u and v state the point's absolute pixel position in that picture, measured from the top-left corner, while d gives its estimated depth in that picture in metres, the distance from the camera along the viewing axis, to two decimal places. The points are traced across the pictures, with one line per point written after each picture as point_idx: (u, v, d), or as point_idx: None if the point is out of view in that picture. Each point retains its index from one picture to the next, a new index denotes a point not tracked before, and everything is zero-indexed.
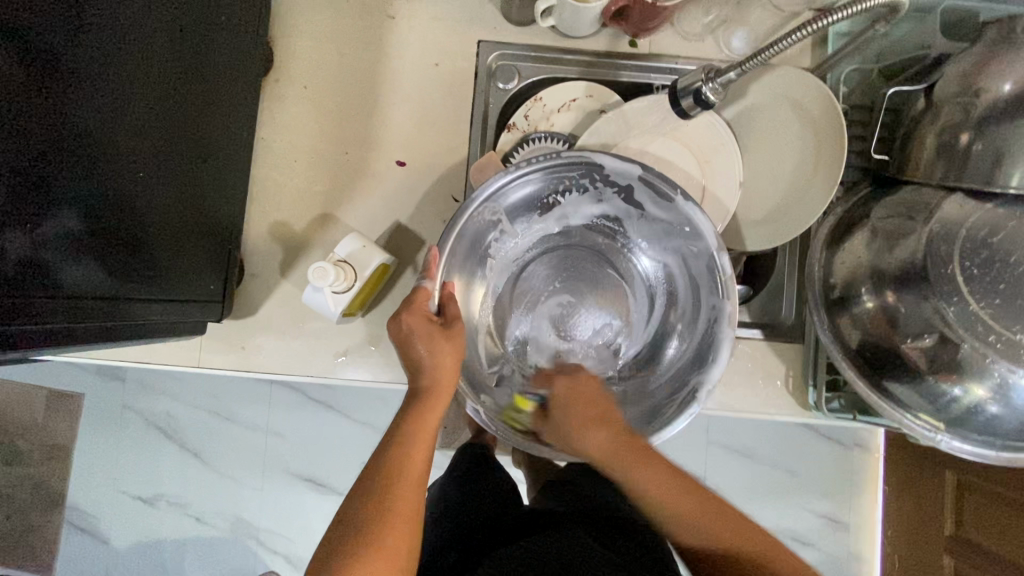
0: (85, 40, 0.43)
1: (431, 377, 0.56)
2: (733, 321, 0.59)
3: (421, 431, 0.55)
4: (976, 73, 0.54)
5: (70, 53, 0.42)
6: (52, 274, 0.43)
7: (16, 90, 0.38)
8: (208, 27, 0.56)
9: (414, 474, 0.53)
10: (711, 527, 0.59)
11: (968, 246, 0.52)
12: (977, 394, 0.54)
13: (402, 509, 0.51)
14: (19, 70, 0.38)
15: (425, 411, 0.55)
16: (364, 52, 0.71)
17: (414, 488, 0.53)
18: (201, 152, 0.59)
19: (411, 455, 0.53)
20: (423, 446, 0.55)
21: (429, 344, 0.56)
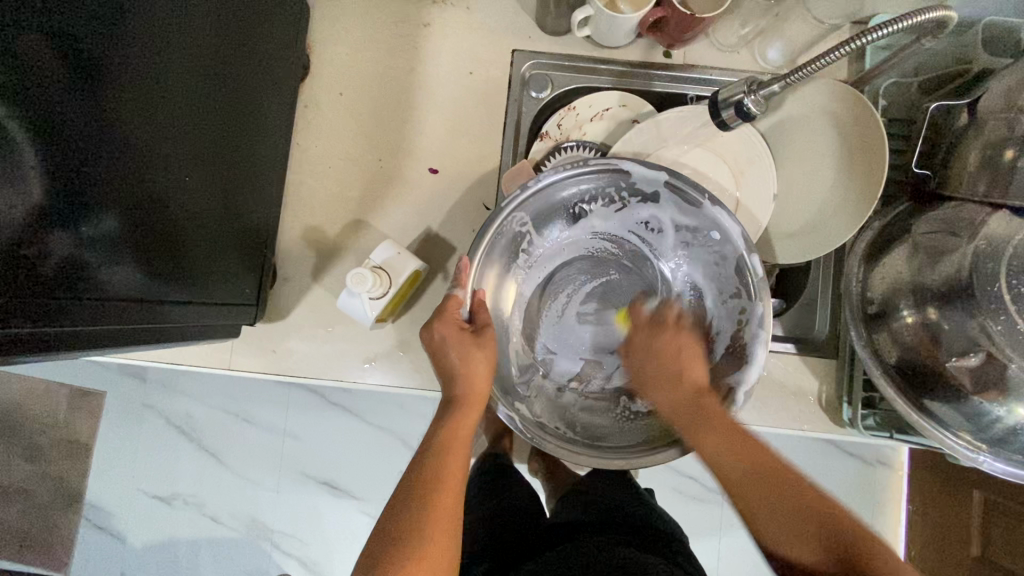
0: (137, 46, 0.43)
1: (465, 385, 0.56)
2: (768, 322, 0.59)
3: (457, 438, 0.55)
4: (1023, 89, 0.53)
5: (122, 59, 0.42)
6: (95, 275, 0.43)
7: (67, 94, 0.39)
8: (249, 35, 0.57)
9: (453, 481, 0.53)
10: (746, 454, 0.55)
11: (1015, 264, 0.51)
12: (1022, 414, 0.53)
13: (440, 515, 0.50)
14: (72, 75, 0.39)
15: (459, 418, 0.55)
16: (399, 60, 0.72)
17: (452, 494, 0.52)
18: (238, 157, 0.60)
19: (448, 461, 0.53)
20: (460, 453, 0.54)
21: (462, 352, 0.56)
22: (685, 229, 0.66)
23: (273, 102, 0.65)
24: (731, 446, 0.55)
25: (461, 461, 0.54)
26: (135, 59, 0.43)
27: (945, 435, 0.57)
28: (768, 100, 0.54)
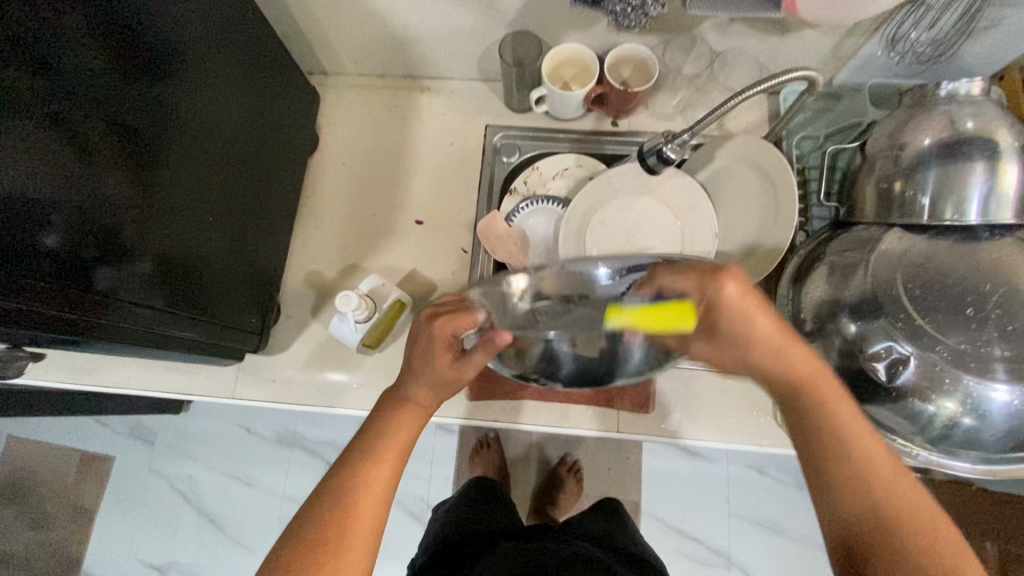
0: (173, 117, 0.56)
1: (412, 393, 0.56)
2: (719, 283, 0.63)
3: (392, 443, 0.54)
4: (898, 132, 0.64)
5: (162, 126, 0.55)
6: (135, 301, 0.54)
7: (120, 151, 0.50)
8: (264, 120, 0.73)
9: (376, 488, 0.52)
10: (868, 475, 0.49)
11: (909, 272, 0.59)
12: (949, 407, 0.57)
13: (355, 518, 0.51)
14: (125, 136, 0.51)
15: (400, 423, 0.55)
16: (393, 135, 0.87)
17: (375, 501, 0.52)
18: (249, 207, 0.72)
19: (376, 465, 0.53)
20: (391, 464, 0.54)
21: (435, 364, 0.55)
22: None
23: (285, 170, 0.79)
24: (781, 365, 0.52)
25: (391, 469, 0.54)
26: (171, 127, 0.56)
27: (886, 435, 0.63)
28: (684, 148, 0.65)
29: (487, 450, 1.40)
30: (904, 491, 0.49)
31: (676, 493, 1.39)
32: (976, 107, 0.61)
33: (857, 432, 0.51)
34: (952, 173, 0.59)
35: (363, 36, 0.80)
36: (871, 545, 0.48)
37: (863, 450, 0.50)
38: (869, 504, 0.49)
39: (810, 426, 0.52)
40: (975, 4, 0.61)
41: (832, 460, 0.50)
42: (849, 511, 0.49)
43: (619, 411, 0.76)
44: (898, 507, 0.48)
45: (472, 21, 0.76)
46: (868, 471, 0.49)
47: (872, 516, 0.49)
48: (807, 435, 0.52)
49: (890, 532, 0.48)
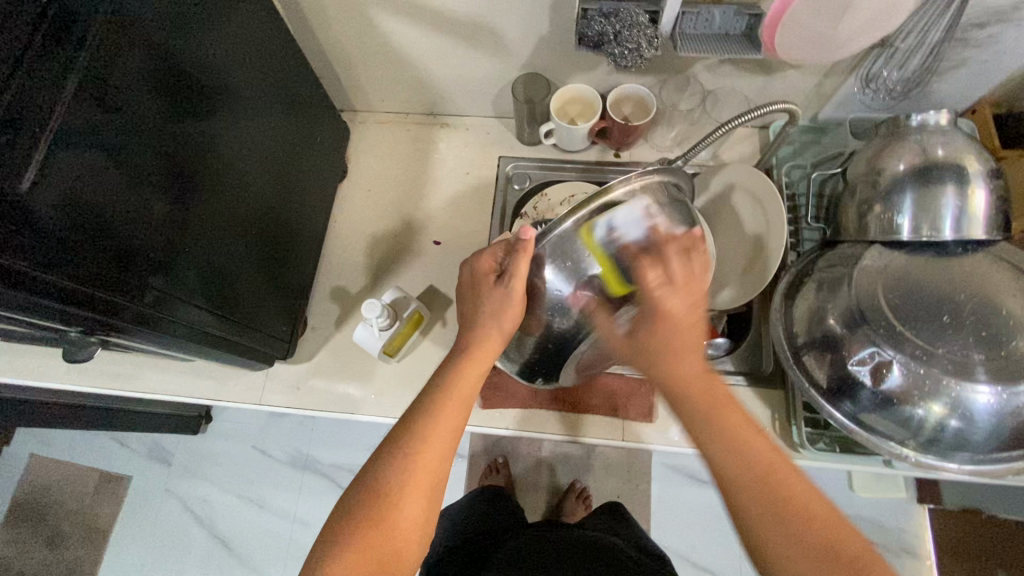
0: (223, 141, 0.63)
1: (479, 339, 0.61)
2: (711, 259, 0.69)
3: (457, 388, 0.59)
4: (876, 159, 0.70)
5: (214, 148, 0.62)
6: (181, 307, 0.59)
7: (183, 168, 0.57)
8: (292, 147, 0.80)
9: (443, 435, 0.56)
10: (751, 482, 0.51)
11: (890, 283, 0.64)
12: (937, 411, 0.61)
13: (422, 459, 0.55)
14: (187, 156, 0.57)
15: (465, 369, 0.60)
16: (414, 165, 0.95)
17: (443, 441, 0.56)
18: (279, 224, 0.78)
19: (441, 411, 0.57)
20: (457, 408, 0.58)
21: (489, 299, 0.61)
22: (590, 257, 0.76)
23: (312, 192, 0.86)
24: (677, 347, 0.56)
25: (456, 412, 0.58)
26: (221, 150, 0.63)
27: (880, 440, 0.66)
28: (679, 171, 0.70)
29: (496, 475, 1.42)
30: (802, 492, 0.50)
31: (686, 521, 1.39)
32: (946, 136, 0.67)
33: (753, 434, 0.53)
34: (925, 194, 0.65)
35: (390, 77, 0.90)
36: (750, 530, 0.50)
37: (765, 459, 0.52)
38: (752, 496, 0.50)
39: (697, 423, 0.54)
40: (938, 46, 0.68)
41: (721, 447, 0.53)
42: (734, 489, 0.51)
43: (624, 421, 0.80)
44: (785, 501, 0.50)
45: (488, 64, 0.85)
46: (752, 458, 0.52)
47: (751, 499, 0.51)
48: (702, 438, 0.54)
49: (759, 521, 0.50)
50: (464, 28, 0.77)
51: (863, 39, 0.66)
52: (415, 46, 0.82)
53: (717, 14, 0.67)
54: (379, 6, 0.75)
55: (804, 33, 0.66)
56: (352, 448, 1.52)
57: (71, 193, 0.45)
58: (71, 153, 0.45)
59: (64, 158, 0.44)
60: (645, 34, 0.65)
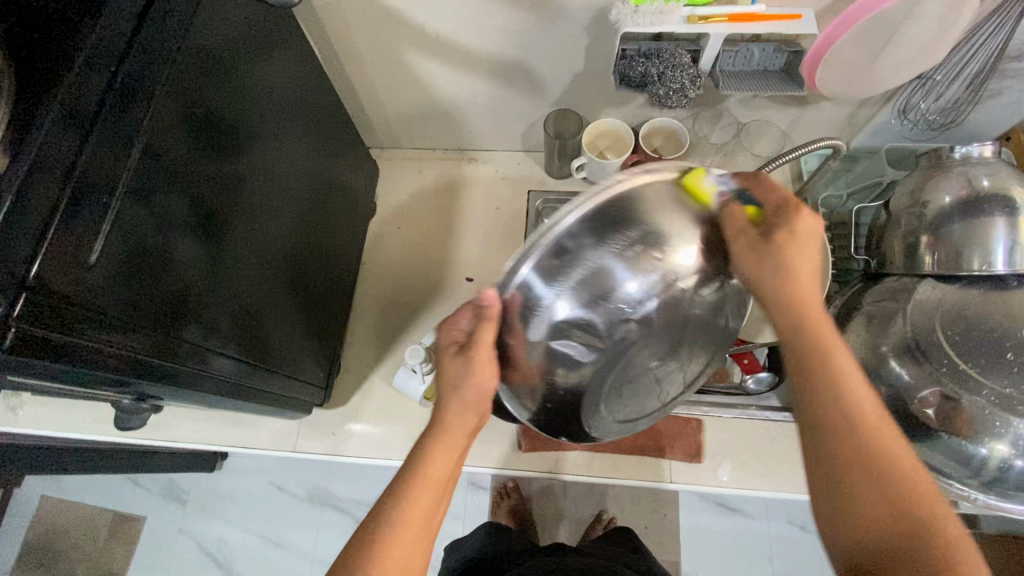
0: (261, 191, 0.63)
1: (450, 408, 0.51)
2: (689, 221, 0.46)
3: (433, 474, 0.50)
4: (920, 191, 0.68)
5: (253, 199, 0.61)
6: (218, 359, 0.57)
7: (225, 223, 0.57)
8: (323, 188, 0.79)
9: (409, 541, 0.48)
10: (856, 467, 0.46)
11: (947, 319, 0.63)
12: (1000, 449, 0.59)
13: (387, 563, 0.47)
14: (229, 210, 0.57)
15: (437, 446, 0.51)
16: (443, 200, 0.96)
17: (412, 545, 0.48)
18: (312, 267, 0.78)
19: (412, 502, 0.49)
20: (432, 499, 0.49)
21: (476, 358, 0.48)
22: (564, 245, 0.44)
23: (342, 231, 0.86)
24: (815, 312, 0.49)
25: (433, 499, 0.49)
26: (259, 200, 0.63)
27: (941, 478, 0.64)
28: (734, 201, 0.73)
29: (509, 499, 1.37)
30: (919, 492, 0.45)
31: (717, 552, 1.33)
32: (990, 167, 0.66)
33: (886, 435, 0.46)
34: (973, 227, 0.63)
35: (417, 113, 0.90)
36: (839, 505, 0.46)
37: (897, 464, 0.45)
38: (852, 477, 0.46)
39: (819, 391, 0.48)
40: (978, 76, 0.68)
41: (842, 430, 0.46)
42: (844, 474, 0.46)
43: (670, 461, 0.79)
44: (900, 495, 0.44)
45: (519, 100, 0.84)
46: (869, 433, 0.46)
47: (859, 486, 0.45)
48: (808, 397, 0.48)
49: (839, 498, 0.46)
50: (496, 67, 0.77)
51: (905, 71, 0.65)
52: (446, 83, 0.82)
53: (756, 52, 0.67)
54: (412, 47, 0.75)
55: (845, 69, 0.65)
56: (370, 481, 1.48)
57: (123, 251, 0.44)
58: (129, 210, 0.44)
59: (121, 217, 0.43)
60: (688, 74, 0.65)
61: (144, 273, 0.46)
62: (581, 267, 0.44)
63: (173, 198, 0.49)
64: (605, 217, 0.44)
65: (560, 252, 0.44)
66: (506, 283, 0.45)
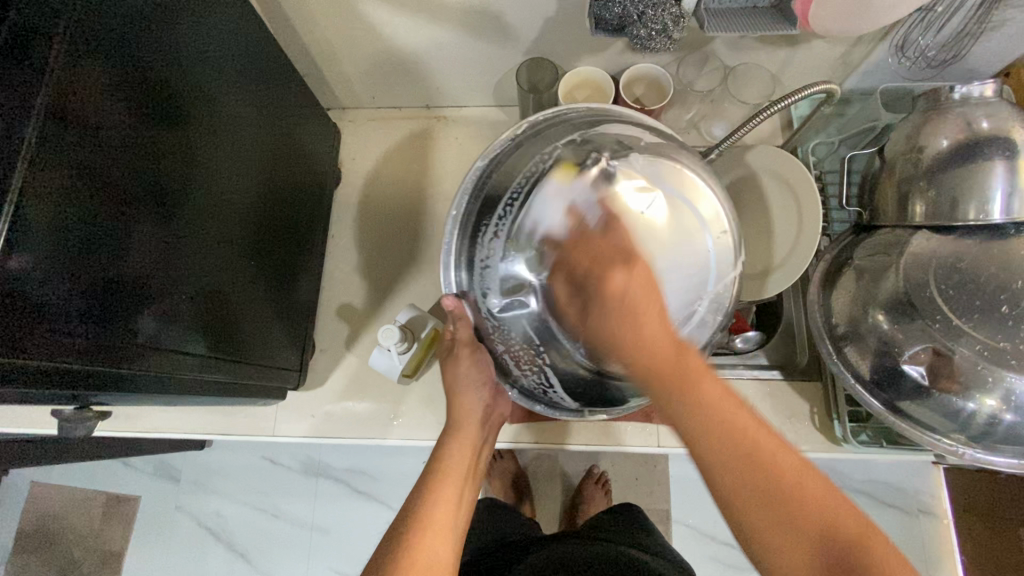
0: (211, 163, 0.58)
1: (462, 411, 0.63)
2: (549, 139, 0.54)
3: (455, 465, 0.60)
4: (917, 134, 0.64)
5: (201, 171, 0.56)
6: (175, 351, 0.54)
7: (167, 201, 0.51)
8: (285, 158, 0.74)
9: (444, 520, 0.56)
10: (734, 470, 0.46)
11: (941, 273, 0.60)
12: (989, 404, 0.59)
13: (428, 541, 0.53)
14: (172, 184, 0.52)
15: (454, 445, 0.62)
16: (415, 165, 0.92)
17: (449, 524, 0.56)
18: (277, 240, 0.73)
19: (443, 492, 0.57)
20: (457, 483, 0.59)
21: (468, 367, 0.62)
22: (485, 275, 0.54)
23: (307, 203, 0.81)
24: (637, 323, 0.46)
25: (460, 485, 0.59)
26: (209, 173, 0.57)
27: (929, 435, 0.63)
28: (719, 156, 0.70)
29: (501, 461, 1.34)
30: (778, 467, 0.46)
31: (707, 501, 1.35)
32: (991, 108, 0.61)
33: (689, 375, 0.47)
34: (969, 174, 0.59)
35: (379, 66, 0.82)
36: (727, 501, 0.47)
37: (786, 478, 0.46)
38: (720, 462, 0.47)
39: (673, 408, 0.48)
40: (982, 6, 0.63)
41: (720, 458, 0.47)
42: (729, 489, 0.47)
43: (659, 425, 0.79)
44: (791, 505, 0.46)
45: (488, 50, 0.78)
46: (749, 452, 0.46)
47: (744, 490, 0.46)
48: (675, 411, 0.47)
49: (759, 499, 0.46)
50: (460, 15, 0.70)
51: None
52: (406, 33, 0.75)
53: None
54: None
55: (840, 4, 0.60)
56: (363, 450, 1.47)
57: (47, 239, 0.39)
58: (47, 189, 0.39)
59: (45, 199, 0.39)
60: (670, 13, 0.59)
61: (78, 259, 0.42)
62: (500, 231, 0.52)
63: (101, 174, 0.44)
64: (502, 173, 0.55)
65: (476, 241, 0.54)
66: (449, 270, 0.58)
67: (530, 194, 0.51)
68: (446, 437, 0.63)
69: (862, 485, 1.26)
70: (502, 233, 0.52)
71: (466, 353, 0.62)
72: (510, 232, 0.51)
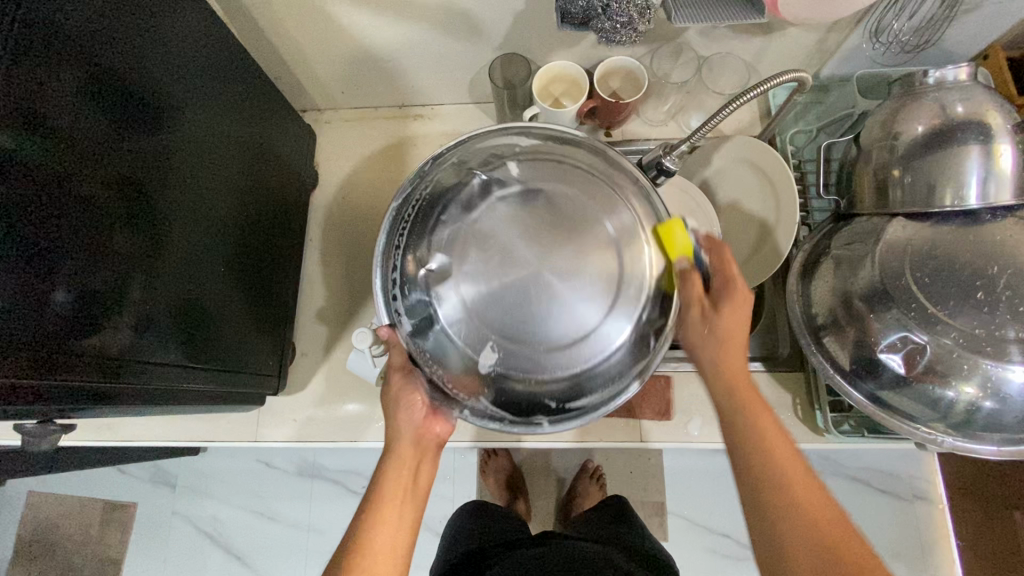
0: (183, 168, 0.57)
1: (395, 434, 0.61)
2: (439, 161, 0.57)
3: (390, 490, 0.58)
4: (891, 121, 0.63)
5: (173, 177, 0.56)
6: (154, 358, 0.54)
7: (139, 207, 0.51)
8: (259, 159, 0.73)
9: (384, 547, 0.55)
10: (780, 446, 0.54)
11: (917, 260, 0.60)
12: (968, 392, 0.58)
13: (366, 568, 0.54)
14: (144, 190, 0.52)
15: (391, 467, 0.60)
16: (393, 164, 0.91)
17: (390, 550, 0.55)
18: (254, 243, 0.73)
19: (380, 518, 0.56)
20: (393, 507, 0.57)
21: (398, 389, 0.60)
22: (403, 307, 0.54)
23: (284, 205, 0.81)
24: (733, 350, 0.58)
25: (395, 514, 0.57)
26: (182, 179, 0.57)
27: (909, 423, 0.63)
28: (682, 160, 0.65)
29: (496, 458, 1.35)
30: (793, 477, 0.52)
31: (702, 492, 1.35)
32: (965, 92, 0.61)
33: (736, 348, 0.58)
34: (944, 159, 0.59)
35: (351, 67, 0.82)
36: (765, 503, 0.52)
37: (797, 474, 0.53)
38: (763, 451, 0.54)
39: (736, 420, 0.57)
40: None
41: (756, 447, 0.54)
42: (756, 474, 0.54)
43: (641, 420, 0.79)
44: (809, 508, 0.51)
45: (459, 48, 0.77)
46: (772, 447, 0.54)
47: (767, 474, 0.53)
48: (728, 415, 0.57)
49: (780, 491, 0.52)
50: (428, 14, 0.69)
51: None
52: (376, 33, 0.74)
53: None
54: None
55: None
56: (357, 451, 1.47)
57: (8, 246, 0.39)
58: (9, 192, 0.39)
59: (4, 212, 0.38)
60: (635, 5, 0.58)
61: (42, 265, 0.41)
62: (403, 256, 0.54)
63: (66, 179, 0.43)
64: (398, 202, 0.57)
65: (385, 272, 0.56)
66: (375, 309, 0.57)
67: (419, 216, 0.54)
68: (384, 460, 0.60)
69: (855, 472, 1.26)
70: (401, 258, 0.54)
71: (397, 377, 0.60)
72: (407, 253, 0.53)
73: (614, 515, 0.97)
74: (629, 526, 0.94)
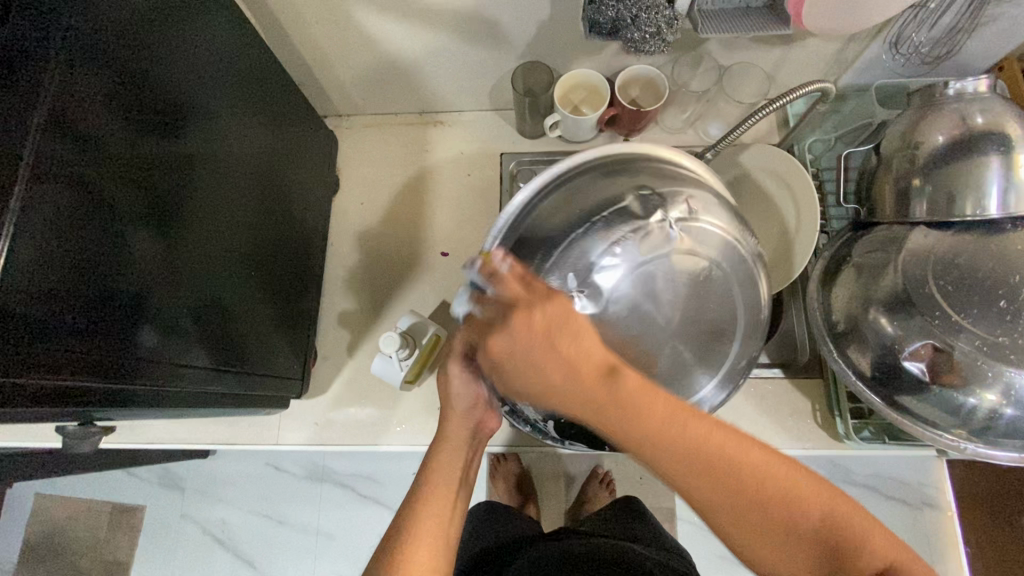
0: (208, 172, 0.58)
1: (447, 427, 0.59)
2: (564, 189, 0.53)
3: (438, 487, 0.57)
4: (912, 131, 0.64)
5: (199, 180, 0.56)
6: (178, 361, 0.54)
7: (166, 211, 0.51)
8: (282, 164, 0.74)
9: (428, 544, 0.55)
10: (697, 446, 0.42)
11: (939, 268, 0.61)
12: (990, 399, 0.59)
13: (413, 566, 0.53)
14: (171, 193, 0.52)
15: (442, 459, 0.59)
16: (412, 169, 0.92)
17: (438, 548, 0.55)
18: (276, 247, 0.73)
19: (427, 516, 0.56)
20: (442, 505, 0.57)
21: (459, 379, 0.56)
22: None
23: (306, 211, 0.82)
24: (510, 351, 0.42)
25: (442, 514, 0.56)
26: (208, 182, 0.58)
27: (931, 430, 0.63)
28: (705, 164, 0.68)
29: (505, 462, 1.35)
30: (754, 479, 0.44)
31: None
32: (985, 103, 0.62)
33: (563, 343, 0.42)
34: (966, 169, 0.59)
35: (374, 73, 0.82)
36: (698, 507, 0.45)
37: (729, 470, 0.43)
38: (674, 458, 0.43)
39: (609, 426, 0.43)
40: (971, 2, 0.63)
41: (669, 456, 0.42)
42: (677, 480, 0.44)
43: None
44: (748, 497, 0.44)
45: (482, 55, 0.78)
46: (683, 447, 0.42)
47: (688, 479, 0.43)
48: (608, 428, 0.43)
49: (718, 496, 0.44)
50: (454, 22, 0.70)
51: None
52: (400, 40, 0.75)
53: None
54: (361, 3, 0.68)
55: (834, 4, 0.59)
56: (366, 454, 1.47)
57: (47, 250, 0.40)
58: (50, 197, 0.40)
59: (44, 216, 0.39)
60: (662, 16, 0.59)
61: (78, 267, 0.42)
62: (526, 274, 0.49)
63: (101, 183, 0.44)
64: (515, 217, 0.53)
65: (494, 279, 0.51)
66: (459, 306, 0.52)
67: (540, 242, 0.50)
68: (436, 451, 0.60)
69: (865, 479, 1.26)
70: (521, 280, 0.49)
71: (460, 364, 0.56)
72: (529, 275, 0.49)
73: (624, 511, 0.97)
74: (641, 522, 0.95)
